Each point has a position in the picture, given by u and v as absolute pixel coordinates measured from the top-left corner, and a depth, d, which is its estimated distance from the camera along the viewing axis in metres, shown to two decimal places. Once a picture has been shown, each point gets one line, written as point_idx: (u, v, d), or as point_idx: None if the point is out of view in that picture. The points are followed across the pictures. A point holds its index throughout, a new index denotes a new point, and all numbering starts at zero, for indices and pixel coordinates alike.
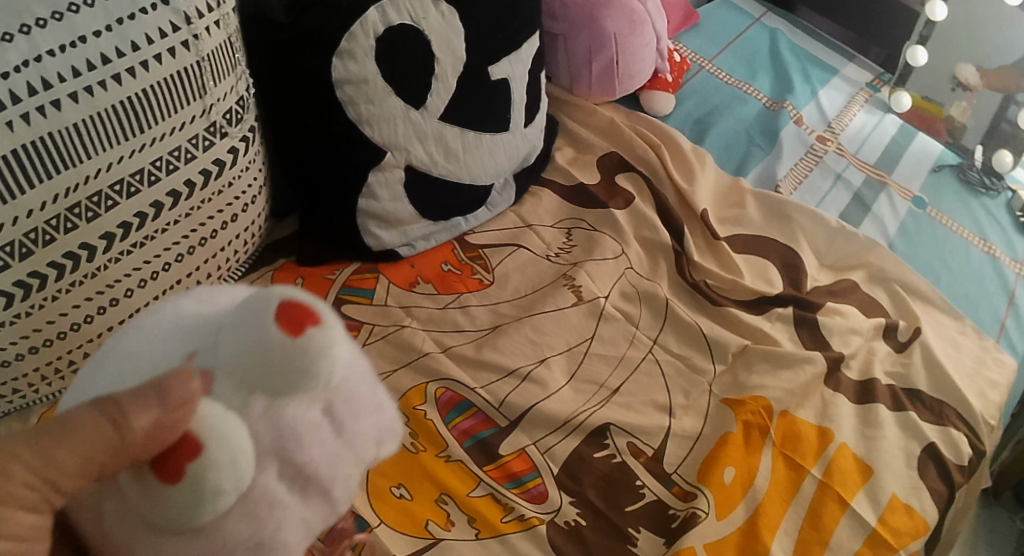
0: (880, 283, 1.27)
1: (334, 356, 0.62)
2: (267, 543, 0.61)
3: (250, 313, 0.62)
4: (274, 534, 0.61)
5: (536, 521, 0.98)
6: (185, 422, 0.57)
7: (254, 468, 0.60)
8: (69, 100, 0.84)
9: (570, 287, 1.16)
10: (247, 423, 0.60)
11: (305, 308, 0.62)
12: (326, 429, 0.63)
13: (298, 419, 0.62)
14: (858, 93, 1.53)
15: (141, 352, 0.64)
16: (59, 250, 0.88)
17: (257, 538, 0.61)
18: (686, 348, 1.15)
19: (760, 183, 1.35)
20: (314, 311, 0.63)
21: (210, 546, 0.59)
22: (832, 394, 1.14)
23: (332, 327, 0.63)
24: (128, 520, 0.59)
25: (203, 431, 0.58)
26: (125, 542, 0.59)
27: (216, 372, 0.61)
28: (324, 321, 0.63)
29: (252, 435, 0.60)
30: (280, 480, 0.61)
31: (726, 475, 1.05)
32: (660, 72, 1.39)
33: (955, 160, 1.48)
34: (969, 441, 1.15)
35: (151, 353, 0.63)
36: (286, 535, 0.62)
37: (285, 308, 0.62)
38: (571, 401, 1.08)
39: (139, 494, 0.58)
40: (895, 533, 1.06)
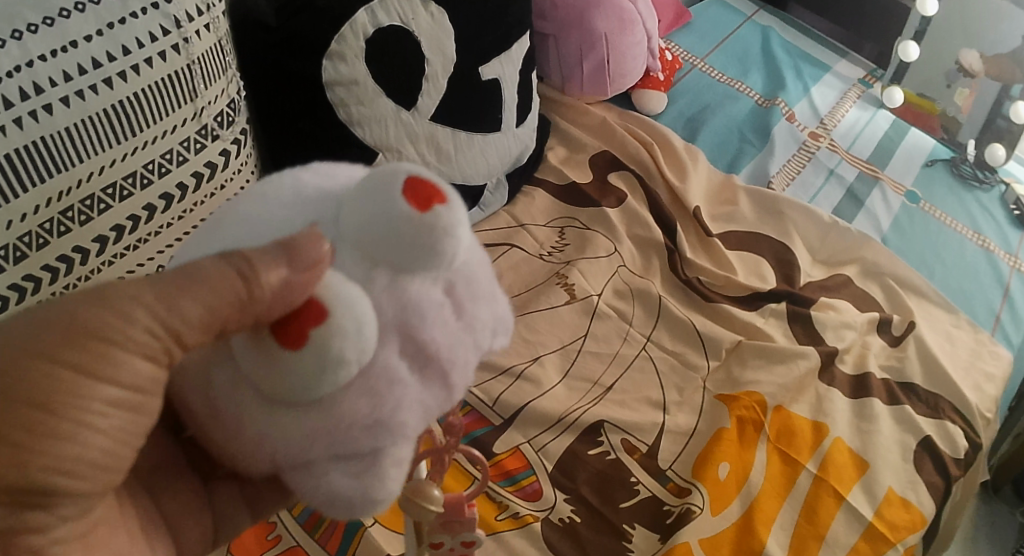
0: (874, 277, 1.27)
1: (458, 238, 0.59)
2: (384, 423, 0.57)
3: (372, 187, 0.59)
4: (392, 414, 0.57)
5: (531, 519, 0.99)
6: (312, 286, 0.56)
7: (376, 341, 0.56)
8: (60, 104, 0.78)
9: (563, 285, 1.16)
10: (370, 296, 0.57)
11: (428, 185, 0.59)
12: (451, 308, 0.59)
13: (421, 296, 0.58)
14: (851, 89, 1.54)
15: (256, 219, 0.60)
16: (51, 254, 0.80)
17: (375, 417, 0.57)
18: (679, 344, 1.16)
19: (753, 180, 1.35)
20: (439, 190, 0.59)
21: (325, 420, 0.56)
22: (827, 388, 1.15)
23: (457, 209, 0.60)
24: (240, 389, 0.57)
25: (328, 297, 0.56)
26: (234, 409, 0.56)
27: (339, 243, 0.58)
28: (450, 202, 0.59)
29: (374, 306, 0.57)
30: (401, 356, 0.57)
31: (721, 470, 1.05)
32: (651, 71, 1.40)
33: (947, 154, 1.49)
34: (965, 434, 1.16)
35: (267, 223, 0.60)
36: (404, 415, 0.58)
37: (411, 184, 0.59)
38: (565, 399, 1.08)
39: (258, 360, 0.56)
40: (891, 526, 1.07)
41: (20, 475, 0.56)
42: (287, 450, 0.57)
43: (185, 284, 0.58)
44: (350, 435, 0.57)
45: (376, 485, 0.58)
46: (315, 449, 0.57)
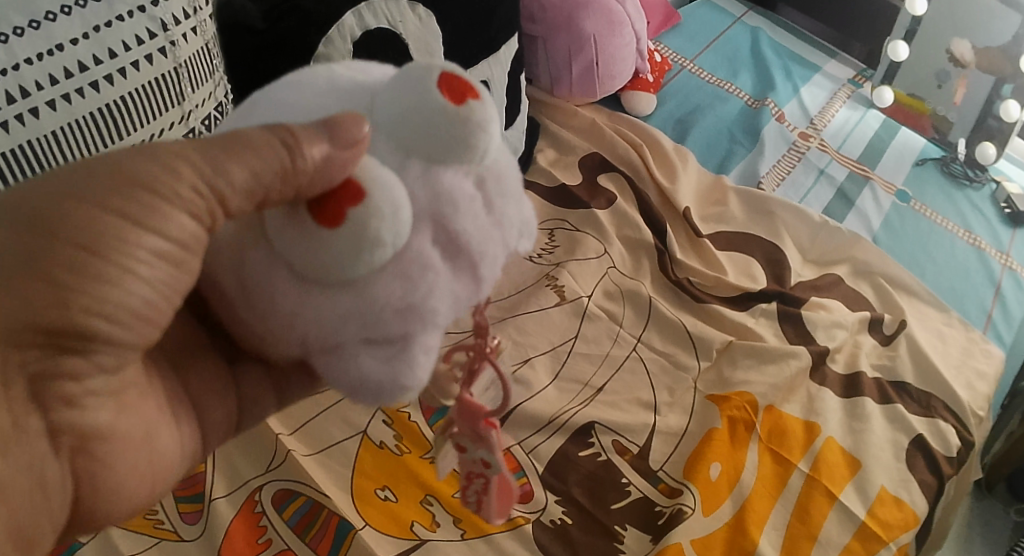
0: (865, 277, 1.28)
1: (492, 133, 0.58)
2: (417, 309, 0.56)
3: (407, 77, 0.58)
4: (424, 300, 0.56)
5: (522, 521, 0.99)
6: (351, 166, 0.54)
7: (410, 226, 0.55)
8: (47, 107, 0.77)
9: (553, 287, 1.16)
10: (404, 182, 0.56)
11: (462, 80, 0.58)
12: (485, 196, 0.58)
13: (454, 187, 0.57)
14: (840, 89, 1.54)
15: (292, 100, 0.59)
16: None
17: (407, 303, 0.55)
18: (670, 345, 1.15)
19: (743, 180, 1.35)
20: (473, 86, 0.59)
21: (358, 302, 0.55)
22: (818, 387, 1.15)
23: (490, 105, 0.59)
24: (274, 266, 0.55)
25: (364, 178, 0.54)
26: (266, 285, 0.55)
27: (375, 128, 0.57)
28: (483, 98, 0.59)
29: (408, 194, 0.55)
30: (434, 245, 0.56)
31: (712, 471, 1.05)
32: (640, 73, 1.40)
33: (938, 153, 1.49)
34: (957, 432, 1.16)
35: (302, 107, 0.58)
36: (435, 303, 0.56)
37: (445, 77, 0.58)
38: (555, 401, 1.08)
39: (293, 238, 0.54)
40: (883, 525, 1.07)
41: (63, 316, 0.56)
42: (319, 330, 0.55)
43: (230, 149, 0.56)
44: (382, 320, 0.55)
45: (407, 373, 0.57)
46: (345, 331, 0.55)
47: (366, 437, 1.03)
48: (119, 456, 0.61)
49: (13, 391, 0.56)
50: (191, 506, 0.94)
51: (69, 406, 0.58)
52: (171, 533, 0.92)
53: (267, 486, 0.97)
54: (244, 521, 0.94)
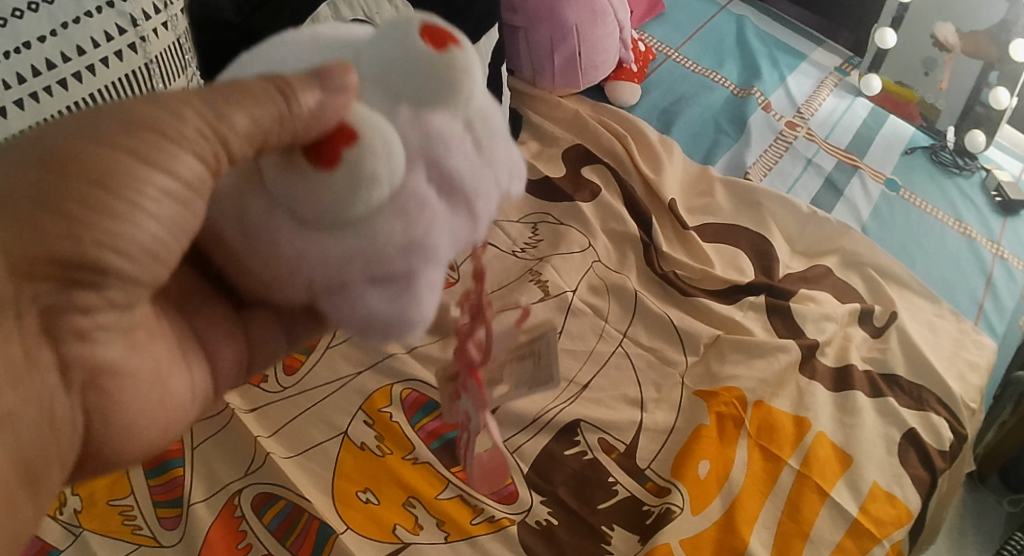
0: (855, 267, 1.25)
1: (474, 75, 0.60)
2: (420, 243, 0.57)
3: (391, 34, 0.60)
4: (425, 236, 0.57)
5: (507, 522, 0.98)
6: (343, 110, 0.56)
7: (403, 165, 0.56)
8: (15, 106, 0.79)
9: (536, 282, 1.13)
10: (395, 127, 0.57)
11: (440, 28, 0.60)
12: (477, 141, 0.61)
13: (443, 129, 0.58)
14: (828, 77, 1.51)
15: (280, 62, 0.61)
16: None
17: (408, 238, 0.57)
18: (657, 340, 1.13)
19: (730, 171, 1.33)
20: (451, 33, 0.60)
21: (361, 240, 0.56)
22: (808, 382, 1.13)
23: (471, 52, 0.61)
24: (275, 214, 0.57)
25: (359, 121, 0.56)
26: (268, 231, 0.57)
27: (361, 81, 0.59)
28: (463, 44, 0.60)
29: (399, 137, 0.57)
30: (429, 182, 0.58)
31: (701, 468, 1.03)
32: (625, 62, 1.37)
33: (927, 141, 1.47)
34: (949, 425, 1.14)
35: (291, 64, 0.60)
36: (436, 238, 0.58)
37: (424, 27, 0.59)
38: (540, 399, 1.06)
39: (291, 183, 0.56)
40: (877, 523, 1.04)
41: (74, 248, 0.55)
42: (324, 271, 0.57)
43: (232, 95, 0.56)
44: (386, 256, 0.57)
45: (413, 306, 0.59)
46: (349, 270, 0.57)
47: (346, 438, 1.00)
48: (128, 389, 0.60)
49: (25, 322, 0.55)
50: (170, 512, 0.93)
51: (80, 339, 0.57)
52: (149, 539, 0.91)
53: (248, 488, 0.95)
54: (223, 525, 0.92)
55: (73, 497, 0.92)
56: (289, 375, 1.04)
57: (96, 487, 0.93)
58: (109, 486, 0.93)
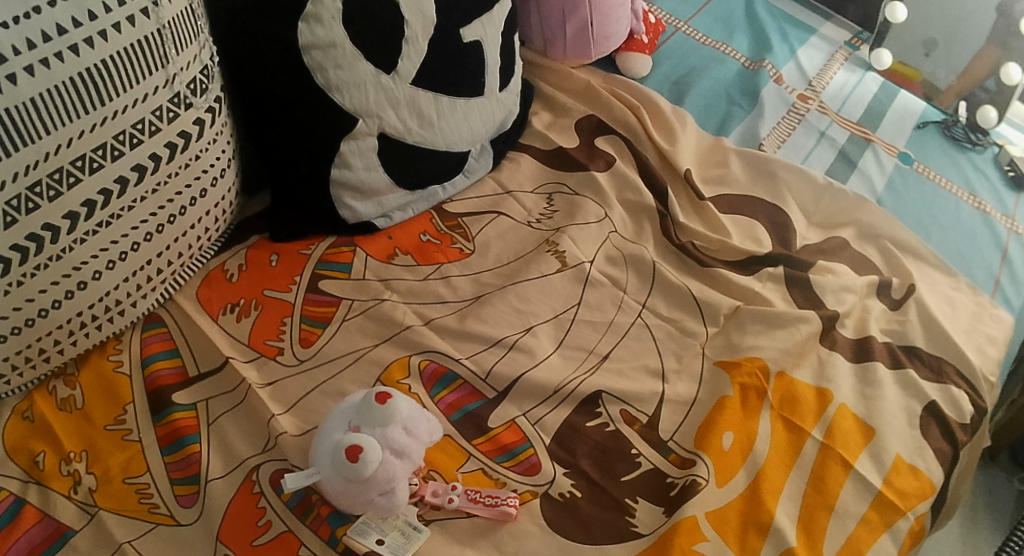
0: (872, 240, 1.23)
1: None
2: None
3: None
4: None
5: (530, 496, 0.96)
6: None
7: None
8: (24, 73, 0.84)
9: (554, 253, 1.14)
10: None
11: None
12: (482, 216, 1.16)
13: None
14: (837, 51, 1.50)
15: None
16: (38, 222, 0.90)
17: None
18: (676, 311, 1.12)
19: (743, 142, 1.32)
20: None
21: None
22: (828, 352, 1.10)
23: None
24: None
25: None
26: None
27: None
28: None
29: None
30: None
31: (725, 440, 1.01)
32: (635, 33, 1.36)
33: (938, 116, 1.45)
34: (970, 399, 1.11)
35: None
36: None
37: None
38: (560, 369, 1.06)
39: None
40: (900, 494, 1.03)
41: None
42: None
43: None
44: None
45: None
46: None
47: None
48: None
49: None
50: (187, 489, 0.95)
51: None
52: (168, 517, 0.93)
53: (266, 465, 0.96)
54: (242, 502, 0.94)
55: (89, 476, 0.95)
56: (305, 348, 1.04)
57: (112, 463, 0.96)
58: (125, 463, 0.96)
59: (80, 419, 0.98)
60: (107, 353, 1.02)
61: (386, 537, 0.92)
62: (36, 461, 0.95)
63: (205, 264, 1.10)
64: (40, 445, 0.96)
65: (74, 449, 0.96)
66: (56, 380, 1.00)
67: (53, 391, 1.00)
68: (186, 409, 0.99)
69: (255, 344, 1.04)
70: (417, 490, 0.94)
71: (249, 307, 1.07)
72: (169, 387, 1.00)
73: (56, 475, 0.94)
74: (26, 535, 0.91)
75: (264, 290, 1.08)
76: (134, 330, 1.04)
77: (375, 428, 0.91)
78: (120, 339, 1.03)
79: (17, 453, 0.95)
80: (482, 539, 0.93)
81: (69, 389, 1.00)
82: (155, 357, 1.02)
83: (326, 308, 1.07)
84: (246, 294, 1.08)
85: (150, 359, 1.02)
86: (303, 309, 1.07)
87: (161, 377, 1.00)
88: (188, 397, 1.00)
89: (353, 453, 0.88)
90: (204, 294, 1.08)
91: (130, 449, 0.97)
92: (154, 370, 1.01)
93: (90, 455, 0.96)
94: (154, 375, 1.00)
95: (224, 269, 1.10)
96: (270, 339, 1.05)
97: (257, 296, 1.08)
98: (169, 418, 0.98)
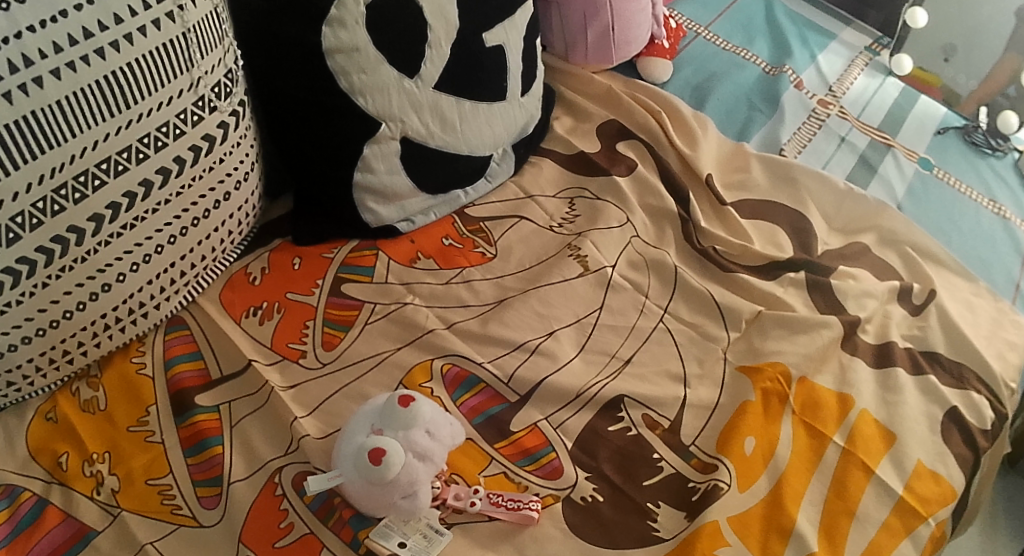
0: (892, 245, 1.23)
1: None
2: None
3: None
4: None
5: (552, 499, 0.97)
6: None
7: None
8: (51, 76, 0.85)
9: (576, 257, 1.15)
10: None
11: None
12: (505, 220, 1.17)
13: None
14: (858, 57, 1.49)
15: None
16: (63, 224, 0.91)
17: None
18: (697, 315, 1.13)
19: (764, 147, 1.33)
20: None
21: None
22: (850, 358, 1.10)
23: None
24: None
25: None
26: None
27: None
28: None
29: None
30: None
31: (746, 445, 1.01)
32: (656, 39, 1.38)
33: (959, 121, 1.44)
34: (991, 405, 1.11)
35: None
36: None
37: None
38: (582, 373, 1.06)
39: None
40: (922, 500, 1.03)
41: None
42: None
43: None
44: None
45: None
46: None
47: None
48: None
49: None
50: (209, 491, 0.95)
51: None
52: (189, 519, 0.93)
53: (289, 467, 0.97)
54: (265, 504, 0.94)
55: (111, 478, 0.95)
56: (328, 351, 1.05)
57: (134, 464, 0.96)
58: (148, 465, 0.96)
59: (103, 420, 0.99)
60: (130, 355, 1.03)
61: (408, 540, 0.92)
62: (59, 462, 0.96)
63: (227, 267, 1.11)
64: (63, 446, 0.97)
65: (97, 450, 0.97)
66: (79, 382, 1.01)
67: (76, 393, 1.00)
68: (209, 411, 1.00)
69: (278, 347, 1.05)
70: (439, 493, 0.94)
71: (272, 310, 1.08)
72: (192, 389, 1.01)
73: (79, 477, 0.95)
74: (48, 535, 0.91)
75: (287, 293, 1.09)
76: (157, 332, 1.05)
77: (398, 431, 0.92)
78: (143, 342, 1.04)
79: (40, 454, 0.96)
80: (504, 543, 0.93)
81: (92, 391, 1.00)
82: (178, 359, 1.03)
83: (349, 311, 1.08)
84: (269, 297, 1.09)
85: (173, 361, 1.03)
86: (326, 313, 1.08)
87: (184, 380, 1.01)
88: (211, 400, 1.01)
89: (376, 456, 0.88)
90: (226, 297, 1.08)
91: (152, 451, 0.97)
92: (177, 372, 1.02)
93: (113, 456, 0.96)
94: (177, 377, 1.01)
95: (246, 272, 1.11)
96: (293, 342, 1.05)
97: (280, 299, 1.08)
98: (192, 420, 0.98)
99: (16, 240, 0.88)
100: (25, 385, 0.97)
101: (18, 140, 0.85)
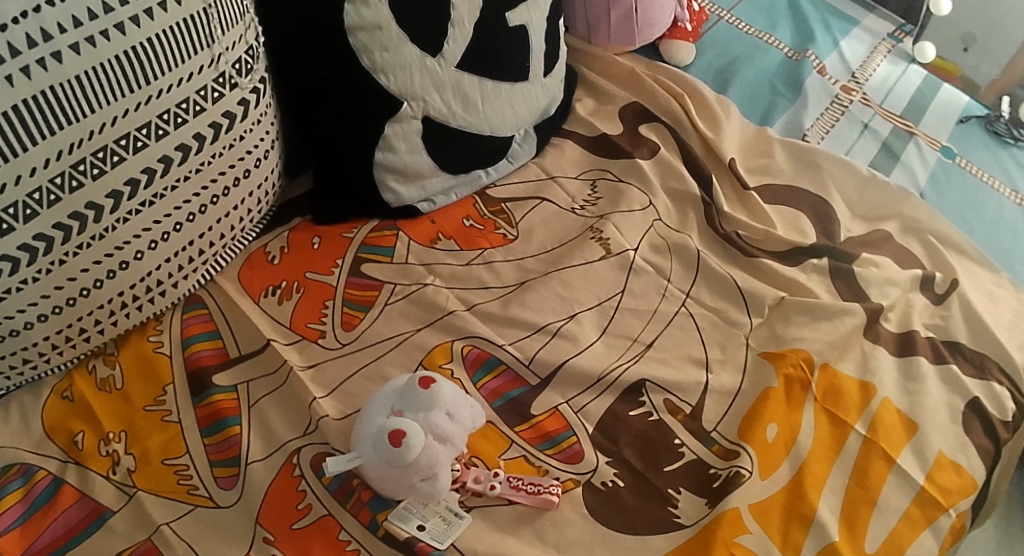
0: (915, 233, 1.22)
1: None
2: None
3: None
4: None
5: (572, 484, 0.96)
6: None
7: None
8: (70, 51, 0.84)
9: (597, 240, 1.14)
10: None
11: None
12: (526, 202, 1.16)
13: None
14: (880, 43, 1.47)
15: None
16: (81, 200, 0.90)
17: None
18: (720, 300, 1.12)
19: (787, 133, 1.32)
20: None
21: None
22: (872, 346, 1.09)
23: None
24: None
25: None
26: None
27: None
28: None
29: None
30: None
31: (769, 431, 1.00)
32: (678, 22, 1.36)
33: (981, 110, 1.43)
34: (1012, 396, 1.09)
35: None
36: None
37: None
38: (604, 357, 1.05)
39: None
40: (942, 490, 1.02)
41: None
42: None
43: None
44: None
45: None
46: None
47: None
48: None
49: None
50: (226, 471, 0.94)
51: None
52: (206, 499, 0.92)
53: (307, 448, 0.96)
54: (283, 485, 0.93)
55: (128, 457, 0.94)
56: (347, 331, 1.04)
57: (151, 444, 0.95)
58: (164, 444, 0.95)
59: (119, 399, 0.98)
60: (147, 333, 1.02)
61: (427, 523, 0.91)
62: (75, 441, 0.95)
63: (247, 246, 1.09)
64: (79, 425, 0.96)
65: (113, 429, 0.96)
66: (96, 359, 1.00)
67: (92, 371, 0.99)
68: (226, 391, 0.99)
69: (297, 326, 1.04)
70: (459, 476, 0.93)
71: (291, 290, 1.06)
72: (210, 368, 0.99)
73: (95, 456, 0.94)
74: (63, 515, 0.90)
75: (306, 273, 1.08)
76: (175, 311, 1.04)
77: (419, 413, 0.90)
78: (160, 320, 1.03)
79: (56, 432, 0.95)
80: (524, 527, 0.93)
81: (108, 369, 0.99)
82: (195, 338, 1.02)
83: (369, 291, 1.07)
84: (288, 277, 1.07)
85: (190, 340, 1.02)
86: (345, 293, 1.07)
87: (202, 358, 1.00)
88: (229, 379, 0.99)
89: (396, 438, 0.87)
90: (245, 276, 1.07)
91: (170, 430, 0.96)
92: (195, 351, 1.01)
93: (129, 435, 0.95)
94: (194, 356, 1.00)
95: (265, 251, 1.09)
96: (312, 322, 1.04)
97: (299, 279, 1.07)
98: (209, 399, 0.97)
99: (33, 216, 0.87)
100: (40, 363, 0.96)
101: (36, 114, 0.83)
